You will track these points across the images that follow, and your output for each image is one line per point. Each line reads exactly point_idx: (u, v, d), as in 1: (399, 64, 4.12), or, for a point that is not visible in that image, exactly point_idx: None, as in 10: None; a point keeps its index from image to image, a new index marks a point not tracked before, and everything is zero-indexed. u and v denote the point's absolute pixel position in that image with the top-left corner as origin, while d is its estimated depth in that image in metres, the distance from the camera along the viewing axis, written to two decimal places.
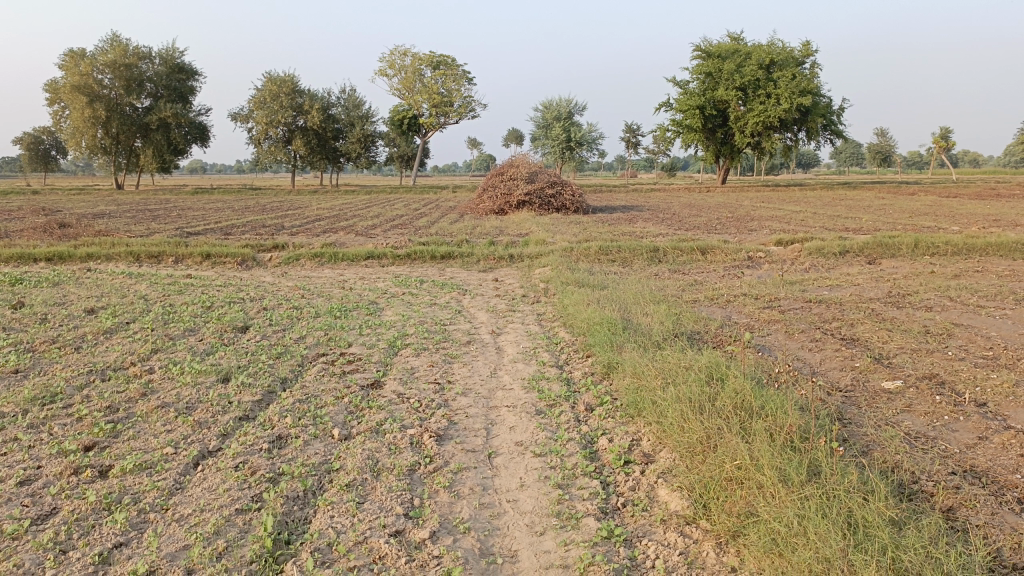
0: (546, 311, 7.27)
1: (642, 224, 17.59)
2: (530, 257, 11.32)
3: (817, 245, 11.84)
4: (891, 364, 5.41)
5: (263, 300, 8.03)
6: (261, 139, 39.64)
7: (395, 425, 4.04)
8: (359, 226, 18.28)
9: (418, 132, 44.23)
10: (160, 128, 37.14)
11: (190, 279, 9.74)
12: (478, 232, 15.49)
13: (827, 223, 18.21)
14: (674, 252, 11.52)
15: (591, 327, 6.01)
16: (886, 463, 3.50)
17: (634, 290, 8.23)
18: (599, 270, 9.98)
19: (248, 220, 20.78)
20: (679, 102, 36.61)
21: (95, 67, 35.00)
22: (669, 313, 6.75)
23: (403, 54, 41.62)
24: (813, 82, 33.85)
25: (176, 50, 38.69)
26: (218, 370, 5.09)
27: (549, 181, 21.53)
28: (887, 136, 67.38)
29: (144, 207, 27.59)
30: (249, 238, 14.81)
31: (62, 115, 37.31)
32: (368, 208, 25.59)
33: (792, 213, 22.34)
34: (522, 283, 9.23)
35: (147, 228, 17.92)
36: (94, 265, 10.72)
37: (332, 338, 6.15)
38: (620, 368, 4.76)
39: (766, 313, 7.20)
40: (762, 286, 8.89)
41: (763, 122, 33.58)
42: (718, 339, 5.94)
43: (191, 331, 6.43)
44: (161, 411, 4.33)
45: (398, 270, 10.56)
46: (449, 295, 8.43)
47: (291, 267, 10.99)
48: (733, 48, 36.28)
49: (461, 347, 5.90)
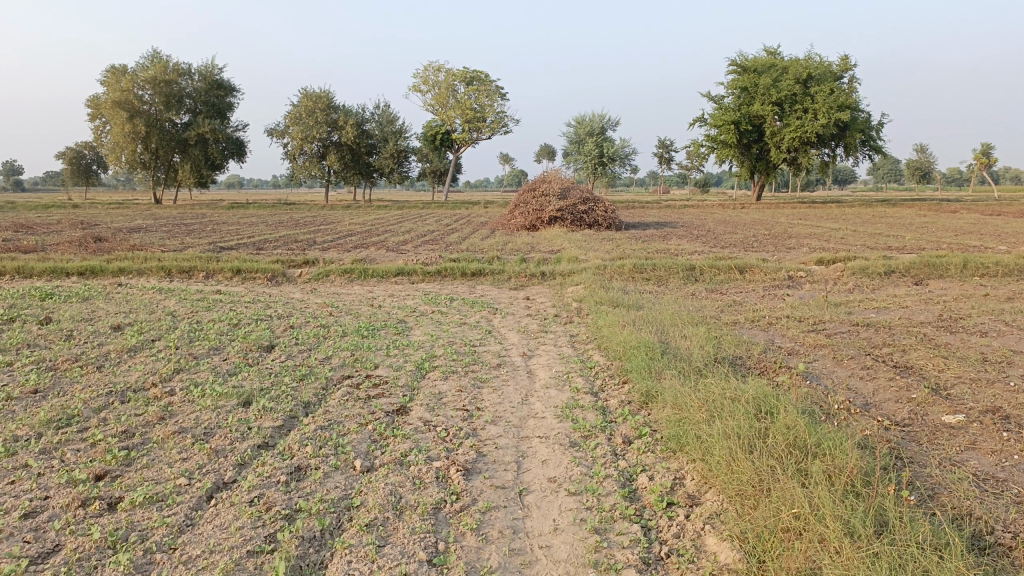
0: (580, 332, 7.00)
1: (677, 241, 17.26)
2: (562, 275, 11.08)
3: (860, 265, 11.42)
4: (951, 396, 5.04)
5: (290, 318, 7.89)
6: (295, 154, 40.01)
7: (420, 457, 3.81)
8: (390, 241, 18.20)
9: (450, 148, 44.32)
10: (198, 144, 37.67)
11: (219, 295, 9.65)
12: (510, 249, 15.29)
13: (868, 240, 17.69)
14: (711, 270, 11.20)
15: (627, 351, 5.72)
16: (956, 510, 3.17)
17: (671, 311, 7.93)
18: (633, 289, 9.70)
19: (280, 235, 20.84)
20: (713, 118, 36.20)
21: (136, 84, 35.64)
22: (709, 337, 6.44)
23: (436, 71, 41.83)
24: (851, 96, 33.24)
25: (215, 66, 39.26)
26: (240, 393, 4.91)
27: (582, 197, 21.29)
28: (926, 152, 65.99)
29: (180, 221, 27.91)
30: (280, 253, 14.78)
31: (103, 131, 38.05)
32: (399, 223, 25.59)
33: (831, 231, 21.82)
34: (554, 301, 8.98)
35: (181, 242, 18.03)
36: (125, 280, 10.71)
37: (358, 360, 5.95)
38: (661, 397, 4.49)
39: (812, 336, 6.85)
40: (805, 308, 8.54)
41: (799, 137, 33.04)
42: (762, 366, 5.63)
43: (216, 351, 6.28)
44: (177, 437, 4.14)
45: (428, 287, 10.39)
46: (479, 313, 8.21)
47: (320, 283, 10.87)
48: (769, 63, 35.81)
49: (491, 370, 5.66)
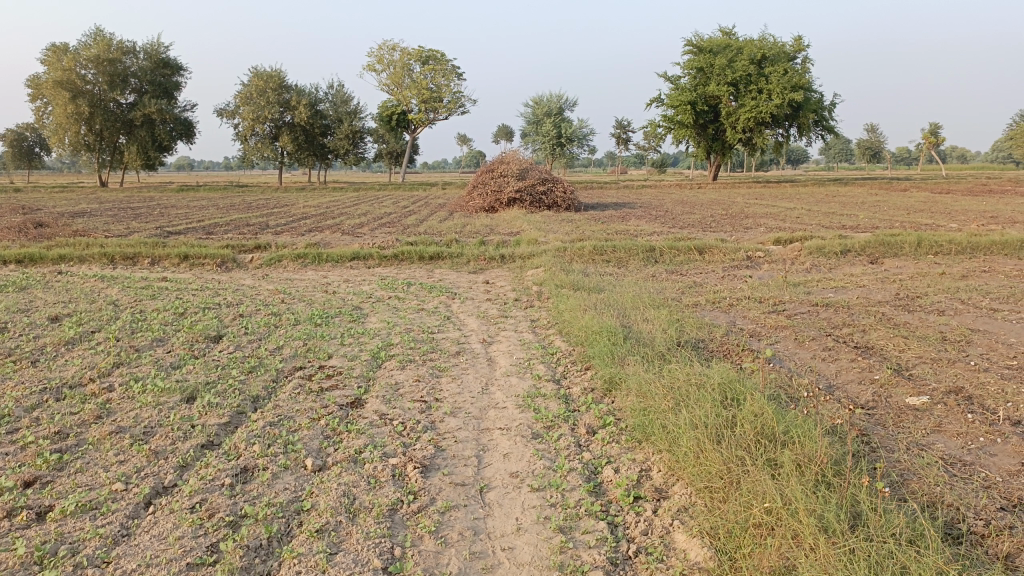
0: (541, 317, 6.86)
1: (635, 222, 17.21)
2: (522, 258, 10.92)
3: (817, 244, 11.49)
4: (913, 377, 5.02)
5: (240, 306, 7.59)
6: (247, 135, 39.04)
7: (375, 454, 3.62)
8: (345, 224, 17.83)
9: (407, 129, 43.73)
10: (145, 125, 36.48)
11: (166, 283, 9.28)
12: (468, 231, 15.07)
13: (823, 220, 17.86)
14: (671, 251, 11.15)
15: (589, 336, 5.59)
16: (926, 497, 3.10)
17: (632, 293, 7.83)
18: (593, 271, 9.59)
19: (232, 218, 20.27)
20: (670, 98, 36.27)
21: (78, 62, 34.33)
22: (671, 320, 6.34)
23: (391, 50, 41.10)
24: (805, 76, 33.55)
25: (161, 45, 37.97)
26: (184, 388, 4.66)
27: (540, 178, 21.12)
28: (876, 131, 67.15)
29: (127, 205, 27.04)
30: (231, 237, 14.34)
31: (44, 111, 36.63)
32: (356, 205, 25.16)
33: (787, 210, 22.06)
34: (514, 285, 8.82)
35: (126, 227, 17.39)
36: (66, 267, 10.24)
37: (311, 350, 5.71)
38: (624, 385, 4.37)
39: (773, 317, 6.81)
40: (765, 288, 8.52)
41: (754, 117, 33.28)
42: (726, 349, 5.55)
43: (160, 343, 5.99)
44: (115, 437, 3.89)
45: (384, 272, 10.14)
46: (437, 299, 8.02)
47: (273, 269, 10.54)
48: (725, 43, 35.93)
49: (450, 358, 5.48)
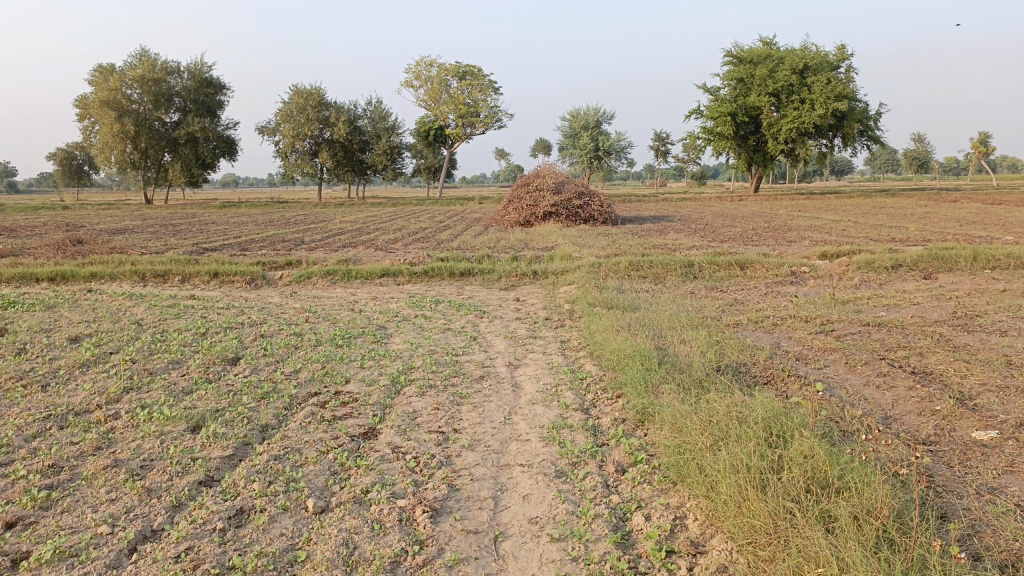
0: (572, 337, 6.51)
1: (674, 236, 16.78)
2: (555, 274, 10.61)
3: (865, 259, 10.96)
4: (979, 408, 4.56)
5: (263, 325, 7.39)
6: (287, 151, 39.43)
7: (383, 494, 3.32)
8: (379, 240, 17.70)
9: (444, 144, 43.76)
10: (188, 143, 37.07)
11: (193, 301, 9.16)
12: (502, 246, 14.76)
13: (871, 232, 17.19)
14: (711, 266, 10.72)
15: (621, 361, 5.23)
16: (1005, 556, 2.69)
17: (669, 312, 7.46)
18: (629, 288, 9.22)
19: (268, 234, 20.31)
20: (709, 109, 35.73)
21: (124, 82, 35.03)
22: (710, 342, 5.95)
23: (429, 65, 41.27)
24: (849, 85, 32.76)
25: (204, 64, 38.61)
26: (191, 416, 4.42)
27: (576, 191, 20.82)
28: (923, 141, 65.46)
29: (168, 221, 27.39)
30: (265, 254, 14.28)
31: (92, 131, 37.46)
32: (391, 220, 25.12)
33: (831, 222, 21.38)
34: (546, 303, 8.49)
35: (164, 243, 17.47)
36: (97, 286, 10.20)
37: (329, 373, 5.45)
38: (658, 416, 4.01)
39: (820, 339, 6.36)
40: (812, 306, 8.06)
41: (797, 128, 32.59)
42: (770, 375, 5.16)
43: (175, 365, 5.78)
44: (110, 471, 3.65)
45: (414, 289, 9.89)
46: (465, 317, 7.71)
47: (301, 286, 10.38)
48: (766, 53, 35.29)
49: (473, 384, 5.16)
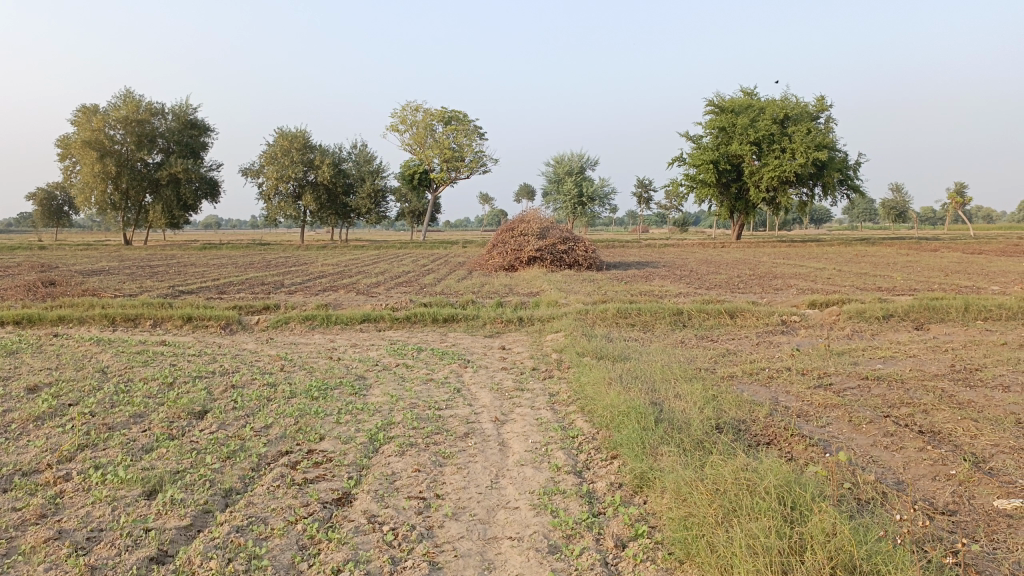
0: (561, 390, 6.19)
1: (660, 282, 16.59)
2: (542, 321, 10.32)
3: (856, 308, 10.79)
4: (996, 472, 4.27)
5: (235, 375, 7.01)
6: (270, 194, 39.21)
7: (357, 574, 2.97)
8: (361, 284, 17.37)
9: (428, 188, 43.73)
10: (170, 184, 36.75)
11: (163, 347, 8.77)
12: (487, 291, 14.50)
13: (856, 281, 17.12)
14: (700, 315, 10.49)
15: (614, 418, 4.92)
16: None
17: (661, 363, 7.18)
18: (618, 337, 8.95)
19: (247, 277, 19.90)
20: (691, 157, 36.04)
21: (107, 123, 34.77)
22: (706, 397, 5.66)
23: (414, 110, 41.47)
24: (829, 136, 33.19)
25: (189, 106, 38.48)
26: (149, 478, 4.05)
27: (561, 237, 20.69)
28: (901, 191, 66.43)
29: (146, 263, 26.92)
30: (243, 297, 13.90)
31: (72, 171, 37.07)
32: (374, 264, 24.85)
33: (815, 270, 21.38)
34: (532, 352, 8.18)
35: (139, 286, 17.03)
36: (63, 330, 9.78)
37: (302, 429, 5.09)
38: (659, 482, 3.70)
39: (820, 394, 6.09)
40: (807, 358, 7.81)
41: (778, 176, 32.90)
42: (773, 434, 4.87)
43: (136, 420, 5.39)
44: (51, 544, 3.27)
45: (395, 336, 9.55)
46: (448, 367, 7.38)
47: (278, 332, 10.01)
48: (747, 103, 35.76)
49: (456, 442, 4.81)
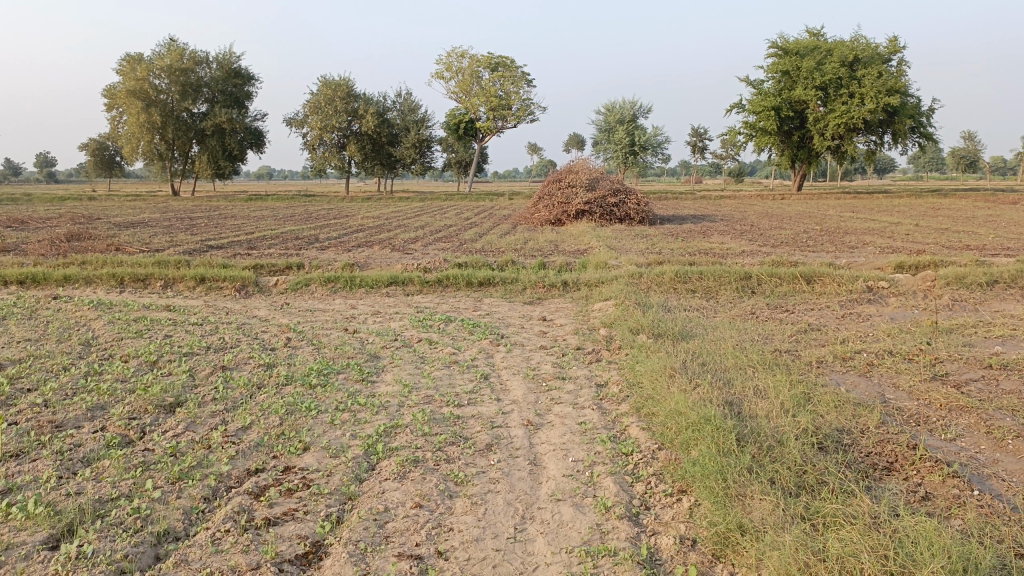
0: (610, 381, 5.04)
1: (720, 240, 15.19)
2: (589, 285, 9.17)
3: (954, 272, 9.35)
4: None
5: (231, 352, 6.02)
6: (315, 144, 38.33)
7: None
8: (398, 239, 16.32)
9: (475, 138, 42.34)
10: (215, 134, 36.07)
11: (167, 313, 7.88)
12: (530, 249, 13.33)
13: (940, 238, 15.42)
14: (771, 280, 9.17)
15: (681, 430, 3.77)
16: None
17: (732, 343, 5.97)
18: (676, 307, 7.74)
19: (284, 231, 19.04)
20: (751, 104, 33.83)
21: (152, 72, 34.10)
22: (797, 396, 4.47)
23: (460, 56, 39.89)
24: (901, 79, 30.70)
25: (233, 54, 37.46)
26: (63, 514, 3.07)
27: (611, 189, 19.33)
28: (973, 140, 62.37)
29: (187, 215, 26.31)
30: (270, 255, 12.99)
31: (119, 121, 36.70)
32: (416, 217, 23.77)
33: (891, 225, 19.62)
34: (577, 325, 7.04)
35: (168, 240, 16.23)
36: (65, 292, 8.97)
37: (284, 434, 4.05)
38: (761, 549, 2.59)
39: (940, 392, 4.84)
40: (909, 337, 6.49)
41: (845, 123, 30.67)
42: (894, 459, 3.69)
43: (92, 416, 4.45)
44: None
45: (424, 302, 8.50)
46: (477, 345, 6.27)
47: (296, 296, 9.05)
48: (813, 44, 33.24)
49: (474, 459, 3.71)
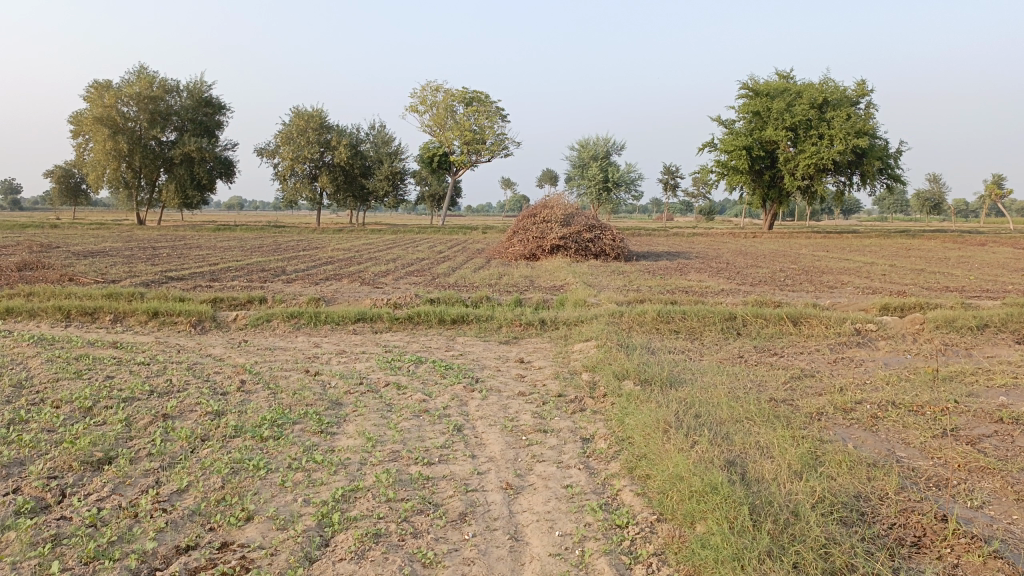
0: (597, 435, 4.56)
1: (697, 277, 14.90)
2: (568, 325, 8.72)
3: (943, 315, 9.06)
4: None
5: (178, 397, 5.43)
6: (286, 175, 37.76)
7: None
8: (368, 272, 15.79)
9: (448, 171, 42.08)
10: (184, 163, 35.40)
11: (113, 351, 7.27)
12: (504, 285, 12.89)
13: (918, 279, 15.21)
14: (757, 321, 8.81)
15: (684, 498, 3.31)
16: None
17: (725, 391, 5.52)
18: (660, 349, 7.33)
19: (250, 263, 18.42)
20: (723, 143, 34.00)
21: (120, 99, 33.41)
22: (805, 456, 4.01)
23: (435, 90, 39.80)
24: (870, 121, 31.03)
25: (204, 83, 36.94)
26: None
27: (587, 224, 19.03)
28: (938, 182, 63.42)
29: (150, 245, 25.48)
30: (233, 288, 12.39)
31: (85, 148, 35.90)
32: (388, 250, 23.29)
33: (865, 265, 19.52)
34: (557, 369, 6.57)
35: (127, 271, 15.51)
36: (4, 326, 8.31)
37: (225, 500, 3.50)
38: None
39: (955, 450, 4.43)
40: (908, 385, 6.10)
41: (815, 164, 30.87)
42: (923, 534, 3.25)
43: (6, 474, 3.86)
44: None
45: (393, 341, 7.98)
46: (450, 390, 5.75)
47: (256, 332, 8.49)
48: (783, 86, 33.55)
49: (447, 532, 3.20)
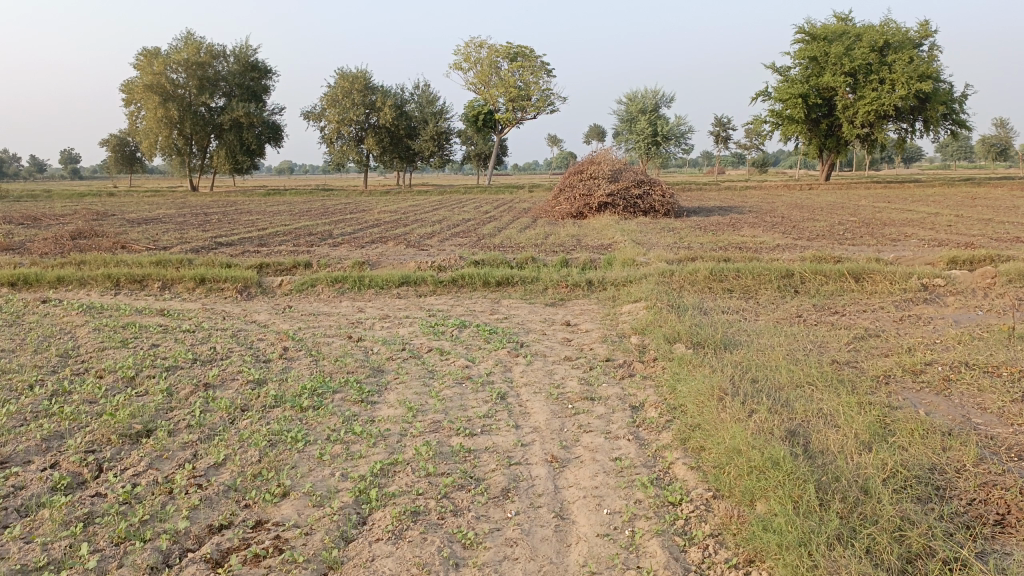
0: (647, 403, 4.34)
1: (751, 232, 14.39)
2: (616, 285, 8.45)
3: (1017, 268, 8.51)
4: None
5: (219, 366, 5.37)
6: (332, 138, 37.79)
7: None
8: (414, 234, 15.67)
9: (494, 130, 41.59)
10: (233, 129, 35.70)
11: (160, 318, 7.28)
12: (551, 244, 12.62)
13: (987, 230, 14.42)
14: (816, 278, 8.41)
15: (744, 472, 3.07)
16: None
17: (783, 353, 5.23)
18: (713, 309, 7.02)
19: (298, 227, 18.48)
20: (778, 91, 32.76)
21: (169, 66, 33.64)
22: (873, 424, 3.73)
23: (478, 47, 39.18)
24: (935, 64, 29.46)
25: (249, 47, 36.95)
26: None
27: (635, 180, 18.56)
28: (1005, 128, 60.37)
29: (201, 211, 25.80)
30: (279, 252, 12.41)
31: (137, 116, 36.42)
32: (434, 211, 23.17)
33: (929, 216, 18.66)
34: (605, 332, 6.33)
35: (178, 237, 15.69)
36: (56, 295, 8.41)
37: (262, 474, 3.40)
38: None
39: None
40: (983, 344, 5.69)
41: (875, 110, 29.52)
42: (1007, 511, 2.96)
43: (46, 448, 3.83)
44: None
45: (437, 304, 7.85)
46: (494, 355, 5.58)
47: (301, 298, 8.44)
48: (842, 29, 32.02)
49: (488, 510, 3.03)
